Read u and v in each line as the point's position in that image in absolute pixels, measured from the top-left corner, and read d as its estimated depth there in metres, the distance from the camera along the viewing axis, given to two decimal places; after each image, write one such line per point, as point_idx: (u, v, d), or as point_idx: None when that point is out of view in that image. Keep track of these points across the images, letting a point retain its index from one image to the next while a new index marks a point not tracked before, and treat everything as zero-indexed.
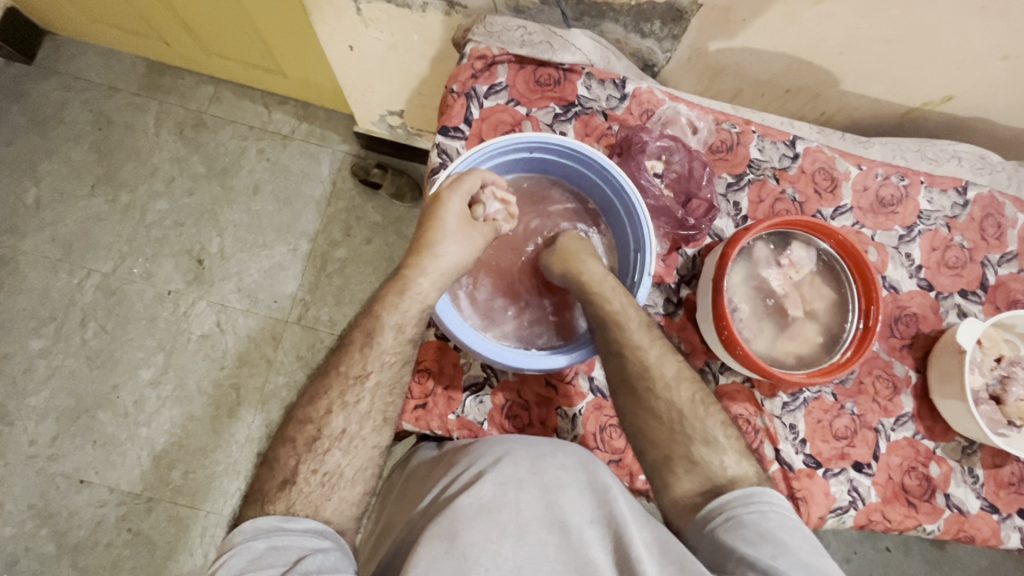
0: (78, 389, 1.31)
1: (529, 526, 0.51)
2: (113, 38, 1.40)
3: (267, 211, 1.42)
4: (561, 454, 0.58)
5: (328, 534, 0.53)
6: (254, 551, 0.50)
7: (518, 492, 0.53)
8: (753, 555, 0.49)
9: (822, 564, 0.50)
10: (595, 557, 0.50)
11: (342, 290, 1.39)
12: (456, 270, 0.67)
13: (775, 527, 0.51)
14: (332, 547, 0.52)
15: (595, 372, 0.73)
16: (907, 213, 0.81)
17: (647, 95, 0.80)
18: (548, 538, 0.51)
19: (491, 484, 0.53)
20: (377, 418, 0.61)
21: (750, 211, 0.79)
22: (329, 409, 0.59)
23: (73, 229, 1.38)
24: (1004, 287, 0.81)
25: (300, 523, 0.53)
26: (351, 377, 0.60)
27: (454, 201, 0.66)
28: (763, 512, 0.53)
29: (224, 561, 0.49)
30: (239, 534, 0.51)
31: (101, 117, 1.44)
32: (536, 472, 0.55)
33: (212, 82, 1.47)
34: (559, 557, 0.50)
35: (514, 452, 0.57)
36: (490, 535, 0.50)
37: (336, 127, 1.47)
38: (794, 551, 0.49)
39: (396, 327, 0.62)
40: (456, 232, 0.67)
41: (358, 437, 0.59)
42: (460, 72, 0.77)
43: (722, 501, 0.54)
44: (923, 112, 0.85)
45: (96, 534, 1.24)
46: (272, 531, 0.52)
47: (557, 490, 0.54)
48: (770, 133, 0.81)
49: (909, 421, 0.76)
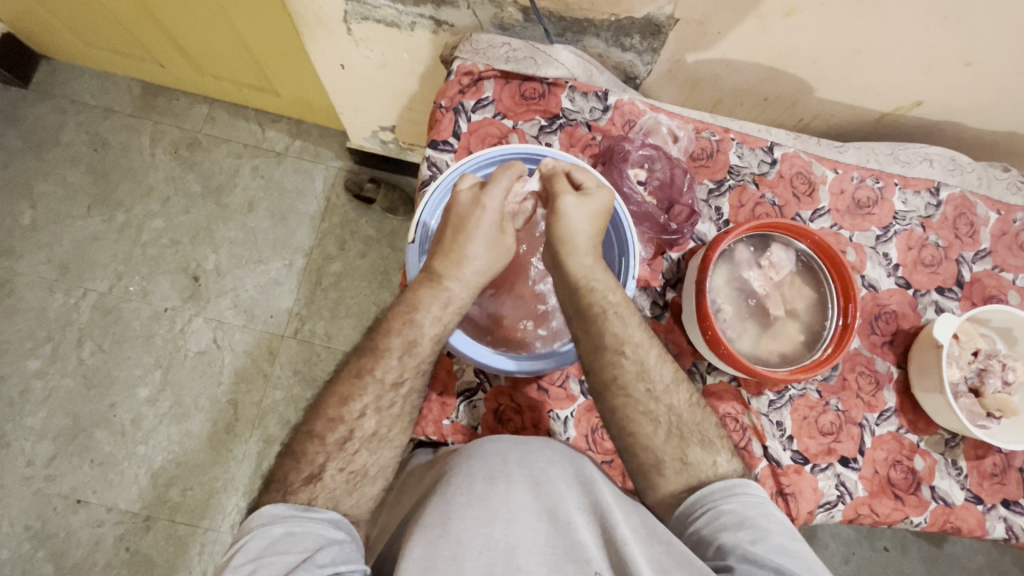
0: (75, 408, 1.31)
1: (519, 513, 0.53)
2: (109, 61, 1.43)
3: (263, 227, 1.44)
4: (548, 451, 0.60)
5: (343, 527, 0.56)
6: (273, 536, 0.52)
7: (507, 484, 0.54)
8: (733, 537, 0.53)
9: (797, 548, 0.53)
10: (583, 539, 0.52)
11: (338, 303, 1.41)
12: (482, 270, 0.66)
13: (753, 513, 0.55)
14: (346, 540, 0.54)
15: (586, 374, 0.75)
16: (883, 214, 0.84)
17: (628, 106, 0.83)
18: (538, 524, 0.52)
19: (480, 479, 0.55)
20: (403, 421, 0.63)
21: (731, 215, 0.82)
22: (362, 411, 0.61)
23: (70, 250, 1.40)
24: (979, 283, 0.84)
25: (318, 514, 0.55)
26: (387, 383, 0.61)
27: (489, 201, 0.66)
28: (741, 501, 0.57)
29: (243, 544, 0.51)
30: (258, 519, 0.53)
31: (97, 139, 1.46)
32: (524, 465, 0.57)
33: (206, 103, 1.50)
34: (548, 542, 0.51)
35: (502, 449, 0.58)
36: (481, 520, 0.51)
37: (329, 144, 1.50)
38: (769, 534, 0.53)
39: (436, 338, 0.64)
40: (486, 239, 0.66)
41: (386, 439, 0.62)
42: (448, 88, 0.80)
43: (702, 492, 0.58)
44: (896, 117, 0.88)
45: (95, 554, 1.24)
46: (290, 518, 0.53)
47: (545, 482, 0.56)
48: (748, 140, 0.84)
49: (893, 415, 0.78)
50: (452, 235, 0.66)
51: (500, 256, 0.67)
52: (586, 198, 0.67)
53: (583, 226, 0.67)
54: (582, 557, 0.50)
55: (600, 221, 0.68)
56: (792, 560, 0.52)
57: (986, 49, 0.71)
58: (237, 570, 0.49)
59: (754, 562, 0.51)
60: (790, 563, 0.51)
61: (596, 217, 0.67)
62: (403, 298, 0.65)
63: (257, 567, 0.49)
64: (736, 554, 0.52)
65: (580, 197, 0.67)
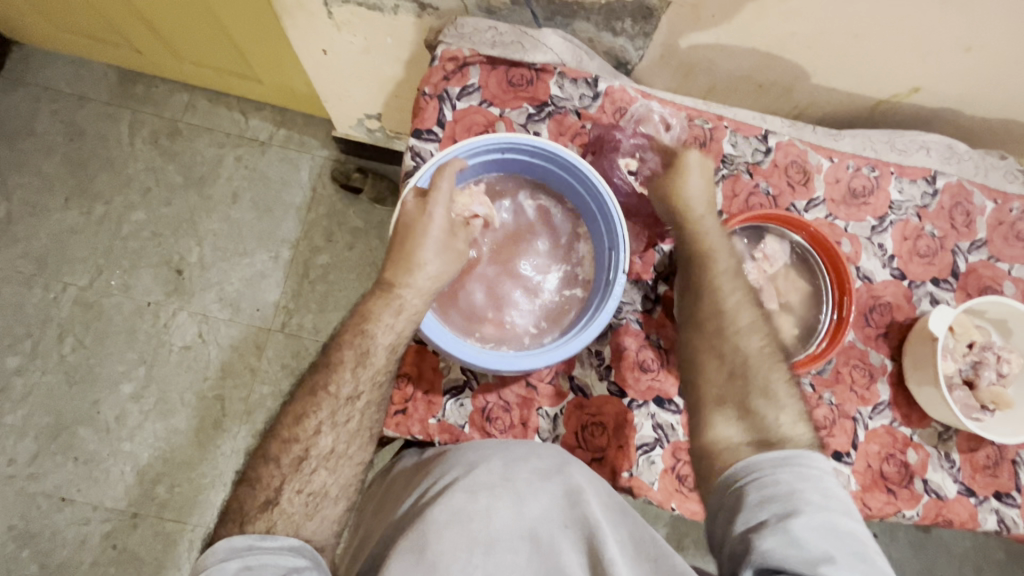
0: (57, 406, 1.28)
1: (500, 534, 0.53)
2: (83, 47, 1.37)
3: (248, 219, 1.41)
4: (534, 459, 0.58)
5: (305, 552, 0.53)
6: (227, 573, 0.49)
7: (490, 499, 0.54)
8: (777, 508, 0.50)
9: (849, 527, 0.49)
10: (567, 561, 0.52)
11: (325, 296, 1.38)
12: (433, 275, 0.64)
13: (805, 486, 0.51)
14: (308, 567, 0.52)
15: (575, 371, 0.73)
16: (879, 203, 0.82)
17: (619, 93, 0.80)
18: (519, 545, 0.53)
19: (462, 493, 0.54)
20: (363, 436, 0.61)
21: (725, 206, 0.80)
22: (317, 429, 0.59)
23: (47, 243, 1.35)
24: (975, 274, 0.83)
25: (276, 543, 0.52)
26: (342, 398, 0.60)
27: (434, 208, 0.64)
28: (795, 472, 0.52)
29: None
30: (214, 554, 0.50)
31: (73, 128, 1.41)
32: (507, 478, 0.56)
33: (186, 90, 1.45)
34: (530, 564, 0.52)
35: (487, 459, 0.57)
36: (460, 543, 0.51)
37: (315, 132, 1.46)
38: (820, 510, 0.49)
39: (390, 346, 0.62)
40: (436, 246, 0.64)
41: (345, 456, 0.60)
42: (432, 74, 0.77)
43: (753, 460, 0.54)
44: (892, 104, 0.86)
45: (81, 552, 1.22)
46: (246, 551, 0.51)
47: (530, 498, 0.55)
48: (742, 128, 0.82)
49: (886, 408, 0.77)
50: (401, 244, 0.64)
51: (455, 260, 0.66)
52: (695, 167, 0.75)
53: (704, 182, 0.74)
54: None
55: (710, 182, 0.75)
56: (841, 538, 0.48)
57: (987, 33, 0.69)
58: None
59: (792, 536, 0.48)
60: (838, 544, 0.47)
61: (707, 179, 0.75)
62: (359, 310, 0.63)
63: None
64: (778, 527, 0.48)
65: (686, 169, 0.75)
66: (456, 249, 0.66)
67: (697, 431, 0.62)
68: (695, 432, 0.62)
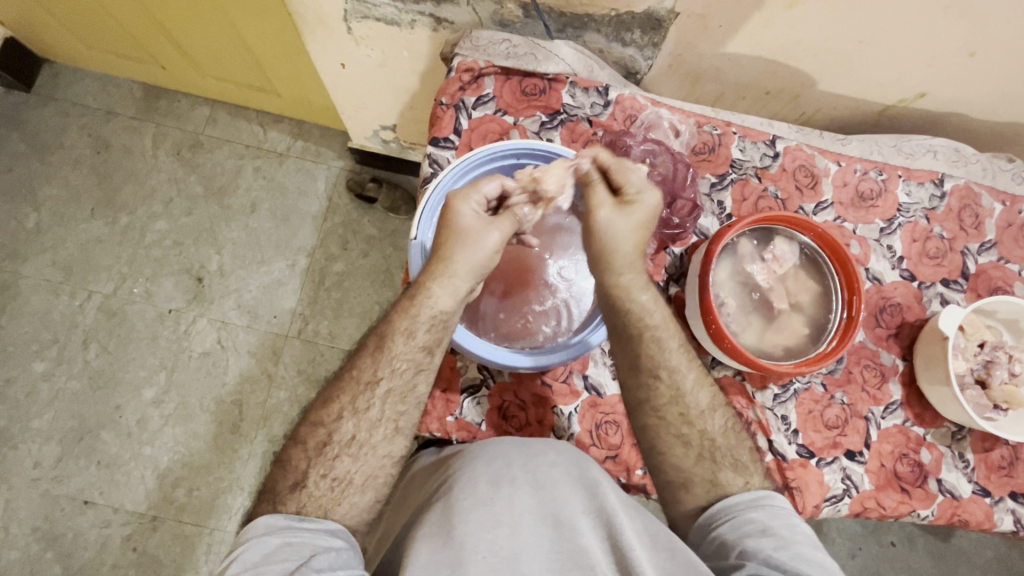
0: (81, 410, 1.32)
1: (523, 519, 0.54)
2: (111, 64, 1.43)
3: (266, 228, 1.45)
4: (552, 452, 0.61)
5: (341, 533, 0.56)
6: (270, 546, 0.53)
7: (511, 488, 0.56)
8: (752, 542, 0.55)
9: (821, 559, 0.54)
10: (587, 544, 0.53)
11: (341, 303, 1.42)
12: (477, 268, 0.64)
13: (776, 524, 0.56)
14: (345, 546, 0.55)
15: (589, 370, 0.75)
16: (887, 206, 0.84)
17: (629, 101, 0.83)
18: (541, 530, 0.54)
19: (485, 483, 0.56)
20: (389, 428, 0.62)
21: (735, 209, 0.82)
22: (341, 415, 0.61)
23: (74, 252, 1.40)
24: (985, 275, 0.83)
25: (315, 523, 0.55)
26: (363, 382, 0.62)
27: (463, 205, 0.65)
28: (766, 511, 0.58)
29: (238, 554, 0.52)
30: (255, 528, 0.55)
31: (99, 142, 1.47)
32: (526, 469, 0.58)
33: (207, 104, 1.50)
34: (554, 548, 0.53)
35: (506, 453, 0.60)
36: (484, 525, 0.53)
37: (331, 143, 1.50)
38: (792, 544, 0.54)
39: (427, 347, 0.63)
40: (471, 245, 0.64)
41: (368, 444, 0.61)
42: (448, 85, 0.80)
43: (727, 504, 0.59)
44: (899, 109, 0.87)
45: (102, 555, 1.24)
46: (286, 529, 0.54)
47: (549, 484, 0.57)
48: (750, 134, 0.84)
49: (898, 408, 0.78)
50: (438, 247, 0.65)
51: (497, 248, 0.65)
52: (627, 209, 0.66)
53: (628, 243, 0.66)
54: (586, 563, 0.52)
55: (642, 232, 0.66)
56: (815, 568, 0.52)
57: (990, 39, 0.71)
58: None
59: (772, 567, 0.52)
60: (812, 571, 0.52)
61: (637, 228, 0.66)
62: (394, 308, 0.64)
63: None
64: (755, 558, 0.53)
65: (619, 210, 0.66)
66: (500, 242, 0.65)
67: (708, 424, 0.65)
68: (706, 423, 0.65)
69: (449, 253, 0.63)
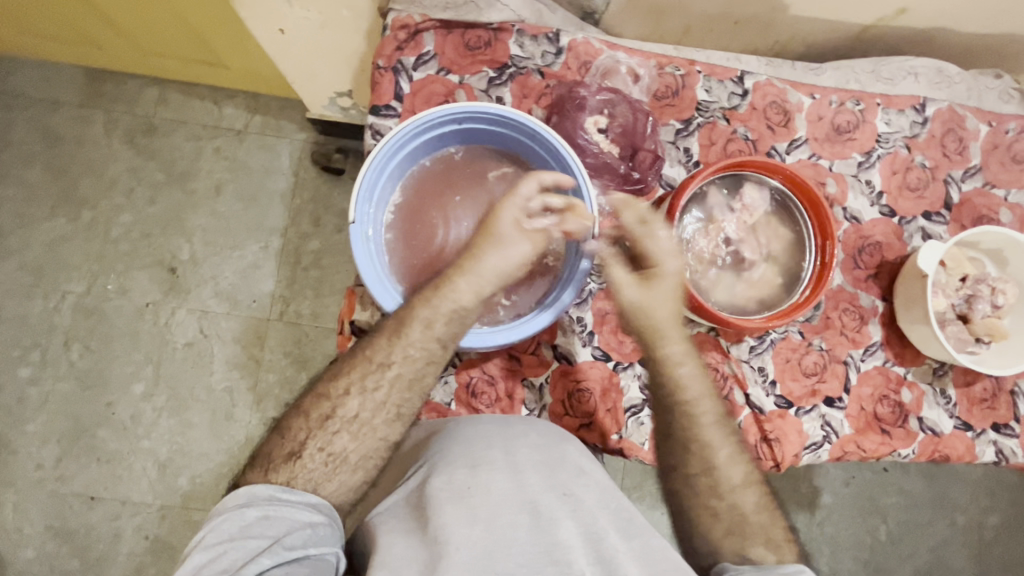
0: (74, 410, 1.32)
1: (501, 506, 0.53)
2: (46, 48, 1.34)
3: (234, 210, 1.40)
4: (532, 434, 0.61)
5: (322, 508, 0.55)
6: (247, 519, 0.52)
7: (490, 472, 0.55)
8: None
9: None
10: (566, 538, 0.52)
11: (320, 282, 1.38)
12: (501, 274, 0.64)
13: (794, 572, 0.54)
14: (322, 522, 0.54)
15: (558, 339, 0.73)
16: (865, 138, 0.79)
17: (583, 47, 0.76)
18: (519, 519, 0.53)
19: (462, 467, 0.56)
20: (389, 410, 0.60)
21: (702, 155, 0.77)
22: (348, 390, 0.60)
23: (41, 253, 1.36)
24: (969, 203, 0.79)
25: (296, 496, 0.54)
26: (374, 362, 0.60)
27: (507, 209, 0.65)
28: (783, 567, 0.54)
29: (214, 525, 0.51)
30: (235, 498, 0.53)
31: (49, 135, 1.40)
32: (509, 453, 0.58)
33: (155, 84, 1.42)
34: (532, 539, 0.52)
35: (485, 435, 0.59)
36: (462, 518, 0.52)
37: (290, 115, 1.43)
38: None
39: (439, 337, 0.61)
40: (505, 243, 0.64)
41: (369, 425, 0.59)
42: (384, 45, 0.73)
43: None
44: (880, 28, 0.80)
45: (116, 545, 1.28)
46: (268, 500, 0.53)
47: (529, 468, 0.57)
48: (716, 72, 0.78)
49: (878, 349, 0.76)
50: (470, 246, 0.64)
51: (525, 259, 0.65)
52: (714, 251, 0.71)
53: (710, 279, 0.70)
54: (563, 558, 0.51)
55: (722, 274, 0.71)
56: None
57: None
58: (206, 551, 0.49)
59: None
60: None
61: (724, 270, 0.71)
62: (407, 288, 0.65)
63: (225, 550, 0.49)
64: None
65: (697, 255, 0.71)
66: (529, 253, 0.65)
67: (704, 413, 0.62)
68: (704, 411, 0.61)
69: (482, 252, 0.64)
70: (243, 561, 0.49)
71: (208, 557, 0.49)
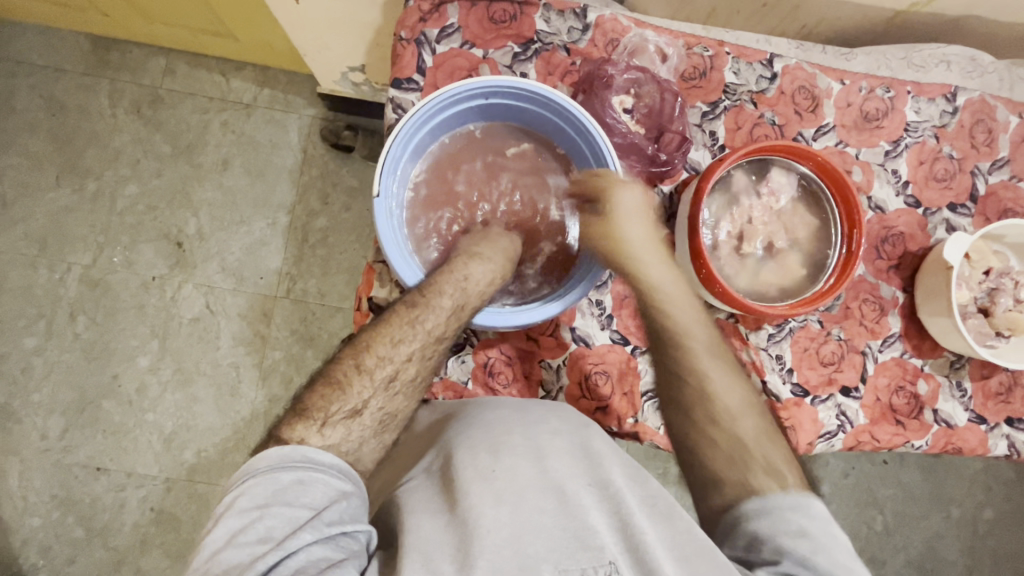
0: (79, 381, 1.32)
1: (526, 492, 0.53)
2: (50, 14, 1.31)
3: (241, 185, 1.38)
4: (553, 420, 0.61)
5: (351, 475, 0.52)
6: (281, 482, 0.48)
7: (513, 457, 0.55)
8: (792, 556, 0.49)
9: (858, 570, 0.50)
10: (595, 523, 0.52)
11: (327, 260, 1.37)
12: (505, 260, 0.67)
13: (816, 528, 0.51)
14: (354, 492, 0.52)
15: (576, 322, 0.72)
16: (893, 126, 0.77)
17: (611, 23, 0.75)
18: (545, 505, 0.52)
19: (484, 452, 0.55)
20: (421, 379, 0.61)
21: (728, 139, 0.76)
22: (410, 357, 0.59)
23: (46, 224, 1.35)
24: (995, 196, 0.78)
25: (328, 458, 0.51)
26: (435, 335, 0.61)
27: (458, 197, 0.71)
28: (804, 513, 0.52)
29: (246, 488, 0.47)
30: (263, 459, 0.49)
31: (53, 103, 1.37)
32: (529, 438, 0.58)
33: (163, 53, 1.39)
34: (559, 522, 0.51)
35: (505, 422, 0.59)
36: (485, 499, 0.51)
37: (299, 90, 1.40)
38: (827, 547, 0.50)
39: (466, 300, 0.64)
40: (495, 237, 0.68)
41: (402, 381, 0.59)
42: (407, 16, 0.72)
43: (769, 509, 0.53)
44: (911, 14, 0.78)
45: (121, 516, 1.28)
46: (301, 463, 0.50)
47: (552, 455, 0.56)
48: (745, 54, 0.76)
49: (897, 340, 0.75)
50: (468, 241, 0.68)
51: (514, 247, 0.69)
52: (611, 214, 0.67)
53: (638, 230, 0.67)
54: (594, 542, 0.50)
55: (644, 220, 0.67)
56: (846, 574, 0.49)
57: None
58: (241, 515, 0.46)
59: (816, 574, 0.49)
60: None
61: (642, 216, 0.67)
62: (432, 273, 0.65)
63: (263, 515, 0.46)
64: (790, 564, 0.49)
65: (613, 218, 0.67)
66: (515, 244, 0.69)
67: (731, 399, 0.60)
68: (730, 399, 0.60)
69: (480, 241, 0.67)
70: (281, 532, 0.45)
71: (244, 522, 0.45)
